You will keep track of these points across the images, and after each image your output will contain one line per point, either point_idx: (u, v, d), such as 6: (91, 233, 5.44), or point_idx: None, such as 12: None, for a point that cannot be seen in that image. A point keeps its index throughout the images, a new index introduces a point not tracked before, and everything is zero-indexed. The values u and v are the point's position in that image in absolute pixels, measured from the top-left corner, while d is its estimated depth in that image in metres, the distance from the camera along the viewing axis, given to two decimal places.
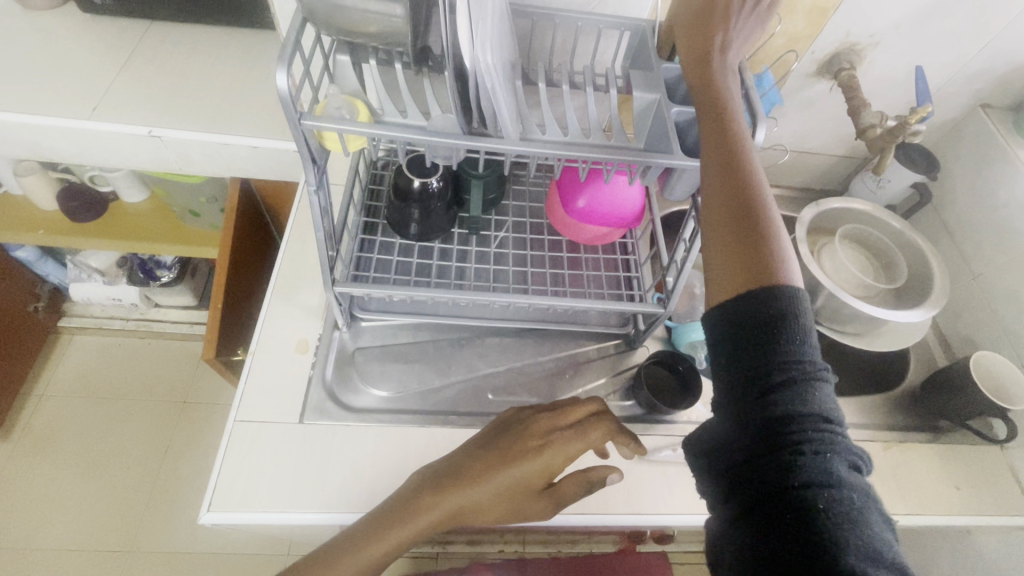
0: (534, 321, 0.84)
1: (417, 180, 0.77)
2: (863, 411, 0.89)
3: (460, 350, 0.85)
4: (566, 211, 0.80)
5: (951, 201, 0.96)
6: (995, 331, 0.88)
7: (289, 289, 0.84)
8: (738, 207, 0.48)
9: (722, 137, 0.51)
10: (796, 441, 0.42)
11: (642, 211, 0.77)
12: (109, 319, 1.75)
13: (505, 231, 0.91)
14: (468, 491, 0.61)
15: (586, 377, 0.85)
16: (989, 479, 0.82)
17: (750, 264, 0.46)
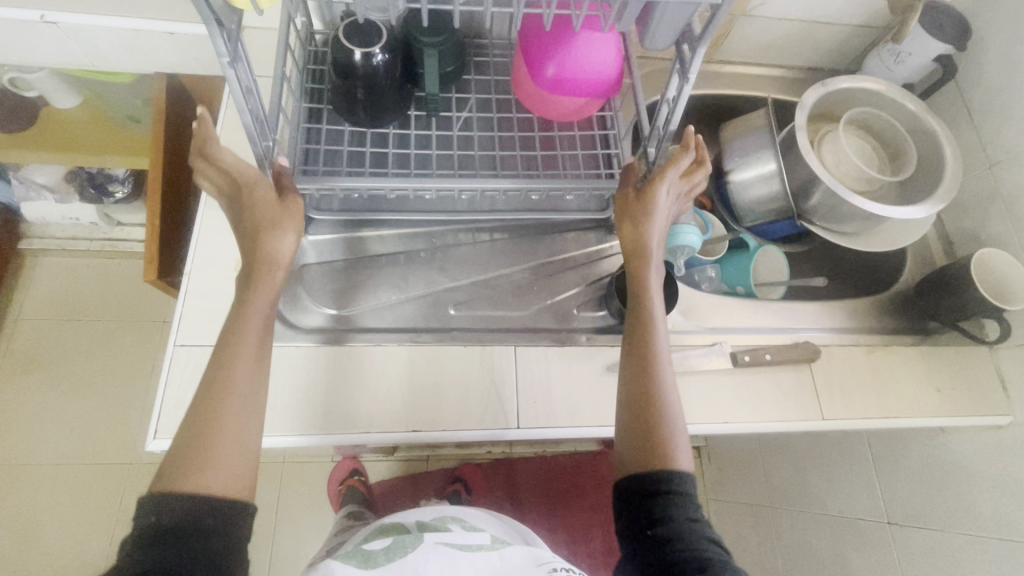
0: (507, 211, 0.79)
1: (358, 51, 0.66)
2: (850, 315, 0.84)
3: (419, 263, 0.78)
4: (535, 81, 0.73)
5: (977, 77, 0.83)
6: (1004, 226, 0.81)
7: (225, 199, 0.74)
8: (649, 388, 0.59)
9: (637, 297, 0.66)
10: (668, 503, 0.53)
11: (617, 76, 0.71)
12: (71, 240, 1.67)
13: (468, 111, 0.79)
14: (258, 305, 0.60)
15: (556, 287, 0.79)
16: (971, 380, 0.80)
17: (648, 431, 0.57)
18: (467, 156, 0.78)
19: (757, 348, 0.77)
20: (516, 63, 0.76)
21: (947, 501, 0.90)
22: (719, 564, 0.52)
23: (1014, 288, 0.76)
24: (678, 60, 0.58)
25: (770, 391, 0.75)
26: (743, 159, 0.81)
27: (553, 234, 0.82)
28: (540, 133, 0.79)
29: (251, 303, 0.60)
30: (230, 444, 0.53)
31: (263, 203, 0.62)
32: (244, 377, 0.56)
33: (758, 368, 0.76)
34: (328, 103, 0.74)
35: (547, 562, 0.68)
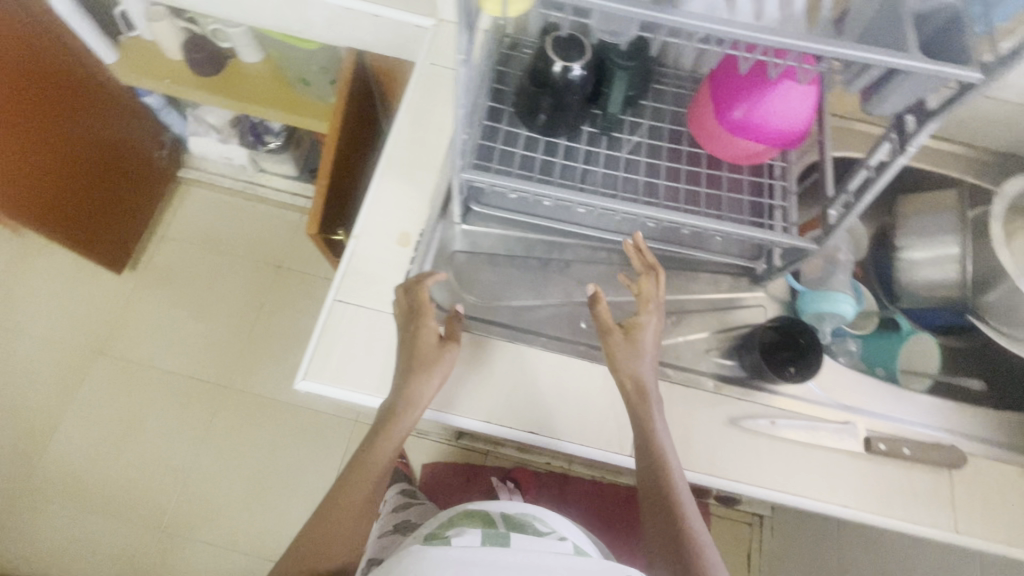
0: (656, 241, 0.79)
1: (559, 65, 0.68)
2: (1006, 428, 0.76)
3: (560, 273, 0.81)
4: (717, 119, 0.73)
5: None
6: None
7: (399, 178, 0.80)
8: (676, 525, 0.63)
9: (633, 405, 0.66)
10: None
11: (806, 130, 0.69)
12: (220, 176, 1.86)
13: (638, 136, 0.80)
14: (401, 423, 0.65)
15: (689, 325, 0.79)
16: None
17: (684, 563, 0.61)
18: (628, 180, 0.79)
19: (895, 439, 0.72)
20: (700, 98, 0.76)
21: None
22: None
23: None
24: (897, 130, 0.56)
25: (901, 487, 0.71)
26: (927, 241, 0.79)
27: (695, 272, 0.82)
28: (705, 171, 0.79)
29: (402, 403, 0.65)
30: (342, 540, 0.67)
31: (426, 349, 0.66)
32: (386, 451, 0.67)
33: (891, 460, 0.71)
34: (510, 105, 0.78)
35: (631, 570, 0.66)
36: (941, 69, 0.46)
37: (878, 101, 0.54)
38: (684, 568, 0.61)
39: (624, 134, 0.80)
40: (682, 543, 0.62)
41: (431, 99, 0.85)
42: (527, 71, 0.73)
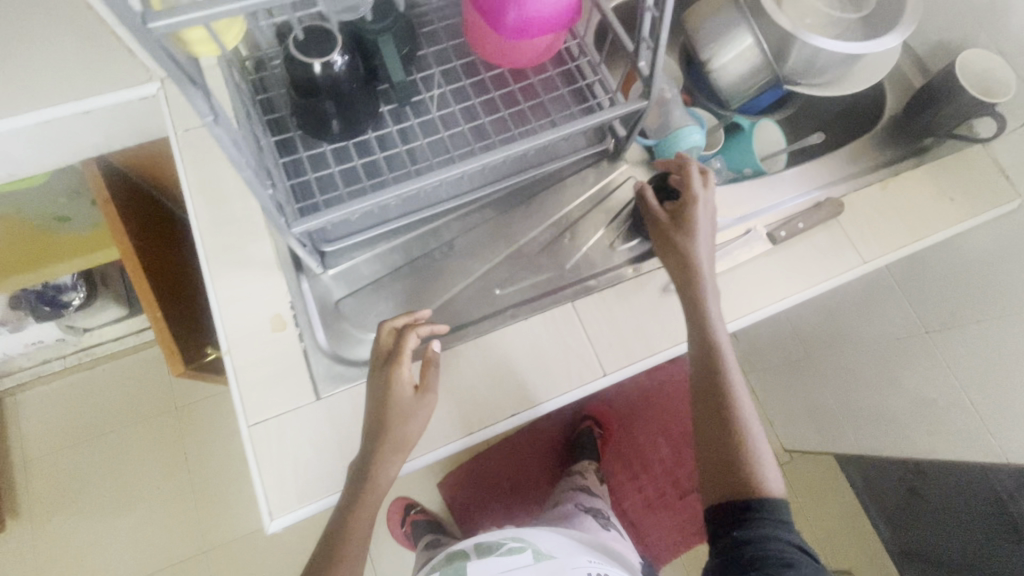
0: (513, 175, 0.76)
1: (317, 63, 0.60)
2: (854, 158, 0.86)
3: (448, 257, 0.76)
4: (497, 32, 0.69)
5: None
6: (968, 24, 0.83)
7: (232, 266, 0.69)
8: (726, 424, 0.64)
9: (691, 294, 0.67)
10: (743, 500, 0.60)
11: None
12: (43, 365, 1.54)
13: (437, 88, 0.74)
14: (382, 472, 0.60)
15: (584, 232, 0.79)
16: (977, 179, 0.84)
17: (727, 462, 0.62)
18: (454, 135, 0.74)
19: (789, 220, 0.79)
20: (470, 19, 0.71)
21: (977, 293, 0.97)
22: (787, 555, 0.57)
23: (998, 78, 0.77)
24: None
25: (813, 256, 0.78)
26: (720, 42, 0.80)
27: (563, 181, 0.81)
28: (515, 86, 0.76)
29: (379, 466, 0.60)
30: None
31: (397, 401, 0.60)
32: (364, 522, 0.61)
33: (796, 240, 0.78)
34: (297, 129, 0.69)
35: (580, 566, 0.75)
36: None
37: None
38: (734, 463, 0.62)
39: (423, 94, 0.74)
40: (726, 442, 0.63)
41: (212, 167, 0.74)
42: (289, 85, 0.64)
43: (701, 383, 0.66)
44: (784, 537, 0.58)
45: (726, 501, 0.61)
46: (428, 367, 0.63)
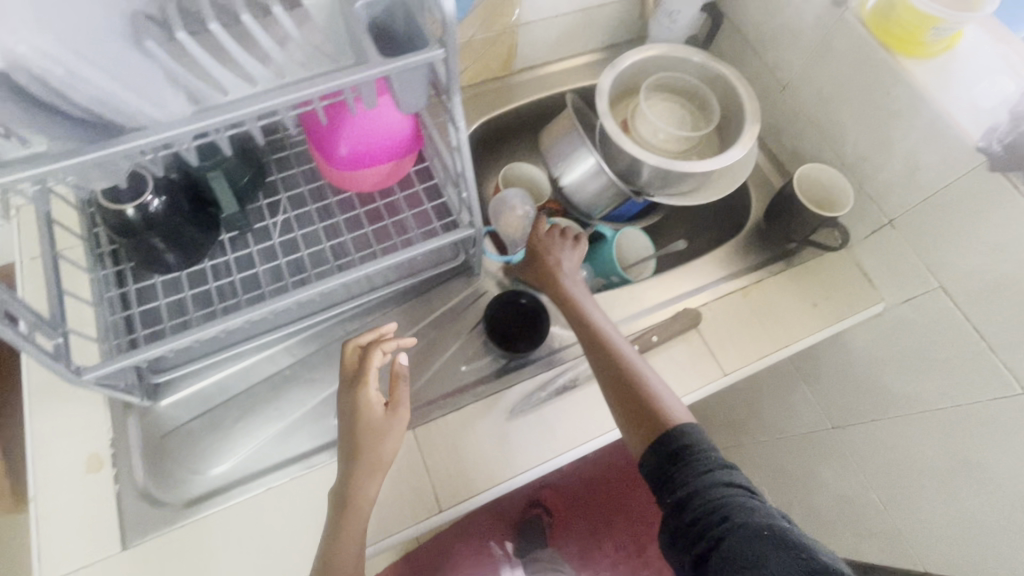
0: (362, 296, 0.75)
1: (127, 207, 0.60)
2: (718, 263, 0.87)
3: (293, 381, 0.74)
4: (333, 163, 0.70)
5: (744, 9, 0.88)
6: (813, 135, 0.85)
7: (52, 404, 0.67)
8: (624, 376, 0.67)
9: (580, 317, 0.72)
10: (671, 451, 0.60)
11: (411, 133, 0.69)
12: None
13: (283, 213, 0.75)
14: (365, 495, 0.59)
15: (434, 351, 0.77)
16: (838, 283, 0.84)
17: (641, 409, 0.64)
18: (297, 260, 0.74)
19: (644, 333, 0.78)
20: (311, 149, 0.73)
21: (866, 392, 0.95)
22: (735, 502, 0.54)
23: (839, 190, 0.80)
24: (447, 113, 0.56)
25: (670, 370, 0.76)
26: (567, 159, 0.82)
27: (417, 298, 0.80)
28: (361, 210, 0.76)
29: (357, 488, 0.59)
30: None
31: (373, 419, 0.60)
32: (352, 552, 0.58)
33: (651, 354, 0.77)
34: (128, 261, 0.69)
35: None
36: (404, 63, 0.46)
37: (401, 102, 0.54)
38: (642, 409, 0.64)
39: (268, 220, 0.74)
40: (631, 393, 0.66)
41: None
42: (108, 225, 0.64)
43: (593, 343, 0.70)
44: (718, 476, 0.57)
45: (653, 452, 0.62)
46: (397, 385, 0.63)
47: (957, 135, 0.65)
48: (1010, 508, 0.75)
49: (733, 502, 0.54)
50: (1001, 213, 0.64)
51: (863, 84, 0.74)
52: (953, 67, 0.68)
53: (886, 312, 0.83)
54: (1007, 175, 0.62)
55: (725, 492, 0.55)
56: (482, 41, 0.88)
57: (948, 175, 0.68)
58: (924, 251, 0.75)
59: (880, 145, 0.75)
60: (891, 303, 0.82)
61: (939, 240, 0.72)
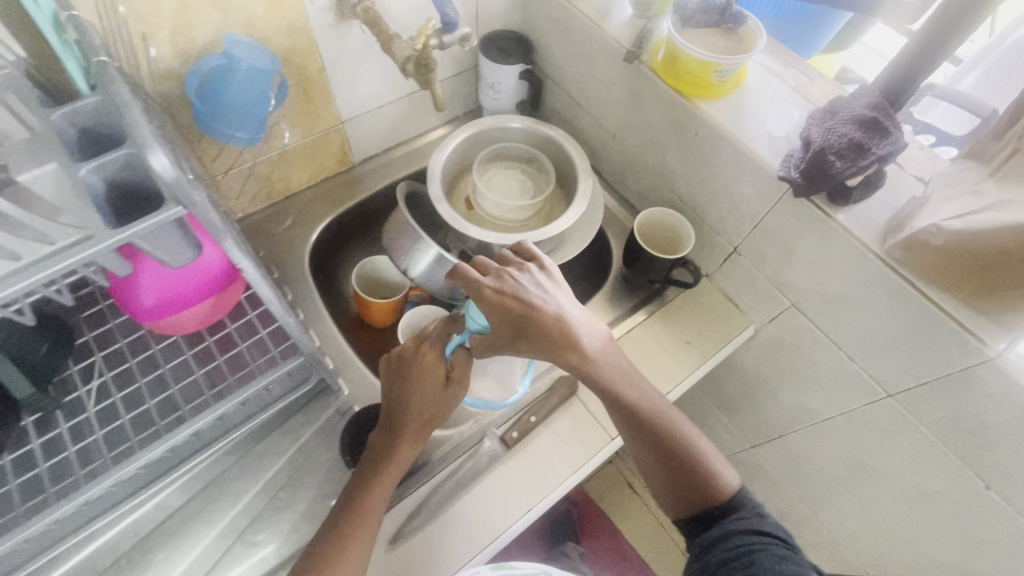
0: (206, 449, 0.65)
1: None
2: None
3: (134, 568, 0.63)
4: (142, 314, 0.63)
5: (561, 70, 0.91)
6: (649, 177, 0.87)
7: None
8: (672, 447, 0.62)
9: (604, 387, 0.62)
10: (716, 508, 0.61)
11: (227, 267, 0.66)
12: None
13: (98, 377, 0.66)
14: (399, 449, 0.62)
15: (298, 493, 0.68)
16: (707, 313, 0.84)
17: (691, 482, 0.62)
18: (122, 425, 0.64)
19: (521, 414, 0.73)
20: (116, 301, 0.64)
21: (766, 411, 0.94)
22: (769, 555, 0.54)
23: (681, 227, 0.81)
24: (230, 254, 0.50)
25: (556, 448, 0.71)
26: (408, 255, 0.77)
27: (275, 433, 0.71)
28: (191, 353, 0.68)
29: (395, 459, 0.61)
30: None
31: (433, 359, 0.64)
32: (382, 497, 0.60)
33: (533, 436, 0.72)
34: None
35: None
36: (142, 224, 0.40)
37: (167, 256, 0.48)
38: (694, 486, 0.62)
39: (79, 390, 0.64)
40: (682, 464, 0.62)
41: None
42: None
43: (627, 411, 0.62)
44: (749, 525, 0.58)
45: (694, 516, 0.61)
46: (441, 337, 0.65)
47: (762, 168, 0.67)
48: (919, 506, 0.74)
49: (768, 552, 0.54)
50: (820, 234, 0.65)
51: (676, 128, 0.76)
52: (744, 104, 0.72)
53: (759, 333, 0.83)
54: (811, 197, 0.64)
55: (758, 542, 0.56)
56: (308, 143, 0.85)
57: (767, 203, 0.69)
58: (770, 273, 0.76)
59: (703, 180, 0.77)
60: (760, 324, 0.82)
61: (779, 262, 0.73)
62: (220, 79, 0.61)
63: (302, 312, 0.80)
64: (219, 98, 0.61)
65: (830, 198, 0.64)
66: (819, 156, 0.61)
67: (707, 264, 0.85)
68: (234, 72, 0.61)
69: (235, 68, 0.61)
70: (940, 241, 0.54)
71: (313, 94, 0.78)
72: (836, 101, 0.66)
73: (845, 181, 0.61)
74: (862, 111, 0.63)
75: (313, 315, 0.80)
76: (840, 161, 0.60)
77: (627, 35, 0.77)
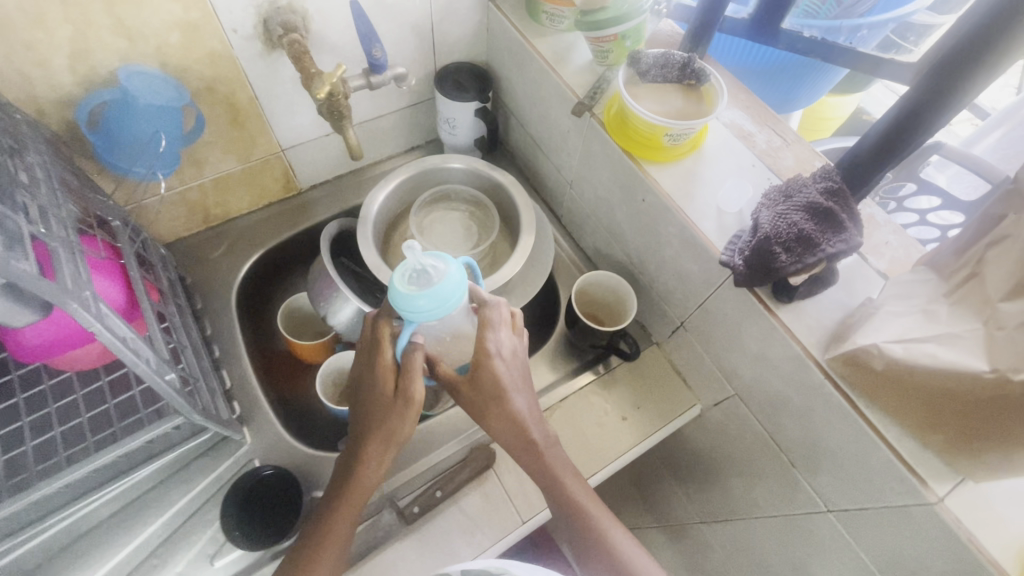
0: (82, 499, 0.62)
1: None
2: None
3: None
4: (22, 350, 0.59)
5: (523, 109, 0.84)
6: (603, 233, 0.80)
7: None
8: (590, 525, 0.58)
9: (545, 471, 0.59)
10: None
11: (124, 303, 0.61)
12: None
13: None
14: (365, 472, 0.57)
15: (178, 553, 0.64)
16: (653, 385, 0.78)
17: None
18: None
19: (428, 487, 0.68)
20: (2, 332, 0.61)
21: (713, 492, 0.87)
22: None
23: (625, 293, 0.75)
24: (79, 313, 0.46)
25: (459, 528, 0.66)
26: (326, 305, 0.72)
27: (164, 483, 0.67)
28: (85, 392, 0.65)
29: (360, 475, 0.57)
30: None
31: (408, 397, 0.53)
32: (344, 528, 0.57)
33: (434, 513, 0.67)
34: None
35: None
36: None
37: (6, 315, 0.46)
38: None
39: None
40: (603, 547, 0.57)
41: None
42: None
43: (565, 500, 0.59)
44: None
45: None
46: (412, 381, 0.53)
47: (705, 249, 0.61)
48: None
49: None
50: (759, 327, 0.59)
51: (625, 190, 0.70)
52: (698, 171, 0.65)
53: (705, 415, 0.77)
54: (752, 289, 0.57)
55: None
56: (244, 170, 0.80)
57: (710, 285, 0.63)
58: (716, 357, 0.69)
59: (652, 248, 0.70)
60: (706, 406, 0.76)
61: (723, 347, 0.66)
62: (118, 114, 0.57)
63: (219, 349, 0.76)
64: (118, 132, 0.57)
65: (773, 292, 0.57)
66: (762, 247, 0.55)
67: (656, 332, 0.79)
68: (134, 109, 0.57)
69: (136, 105, 0.57)
70: (878, 365, 0.47)
71: (245, 122, 0.73)
72: (795, 178, 0.58)
73: (789, 279, 0.54)
74: (821, 197, 0.55)
75: (230, 353, 0.77)
76: (784, 255, 0.54)
77: (582, 82, 0.71)
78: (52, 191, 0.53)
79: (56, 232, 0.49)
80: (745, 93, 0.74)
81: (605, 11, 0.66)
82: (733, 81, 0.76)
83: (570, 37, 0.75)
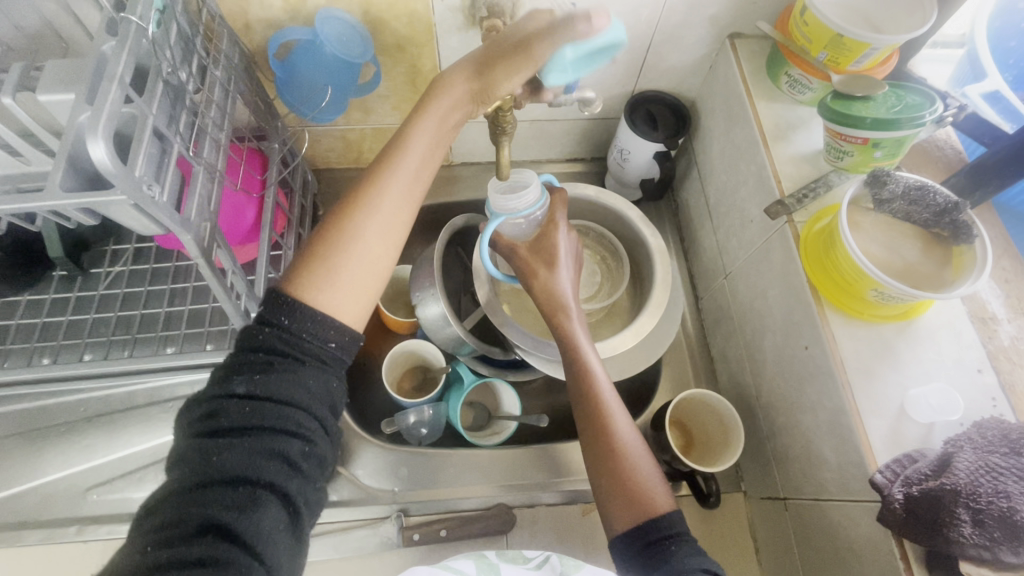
0: (159, 376, 0.68)
1: None
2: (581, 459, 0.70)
3: (60, 439, 0.68)
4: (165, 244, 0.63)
5: (711, 168, 0.71)
6: (739, 346, 0.66)
7: None
8: (594, 406, 0.50)
9: (563, 345, 0.54)
10: None
11: (247, 225, 0.61)
12: None
13: (120, 264, 0.71)
14: (417, 143, 0.46)
15: None
16: (719, 536, 0.64)
17: (621, 482, 0.47)
18: (112, 319, 0.68)
19: (435, 520, 0.65)
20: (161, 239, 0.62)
21: None
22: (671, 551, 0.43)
23: (732, 426, 0.62)
24: (189, 244, 0.46)
25: None
26: (418, 294, 0.71)
27: None
28: (195, 284, 0.70)
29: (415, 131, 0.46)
30: (352, 296, 0.43)
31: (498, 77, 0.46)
32: (398, 196, 0.45)
33: (431, 548, 0.64)
34: None
35: None
36: (72, 202, 0.39)
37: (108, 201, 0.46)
38: (622, 484, 0.47)
39: (100, 269, 0.70)
40: (604, 435, 0.49)
41: None
42: None
43: (579, 391, 0.52)
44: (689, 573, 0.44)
45: (628, 528, 0.45)
46: (535, 53, 0.45)
47: (858, 452, 0.46)
48: None
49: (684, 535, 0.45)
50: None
51: (787, 320, 0.56)
52: (894, 346, 0.49)
53: None
54: (898, 537, 0.43)
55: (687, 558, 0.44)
56: None
57: (842, 489, 0.49)
58: (807, 563, 0.55)
59: (789, 400, 0.56)
60: None
61: (823, 559, 0.52)
62: (305, 53, 0.58)
63: None
64: (303, 69, 0.58)
65: (927, 557, 0.42)
66: (940, 501, 0.40)
67: (749, 480, 0.65)
68: (318, 53, 0.57)
69: (322, 51, 0.57)
70: None
71: (421, 87, 0.70)
72: None
73: (958, 560, 0.40)
74: None
75: None
76: (968, 527, 0.39)
77: (794, 174, 0.58)
78: (222, 112, 0.54)
79: (204, 156, 0.50)
80: (1010, 261, 0.54)
81: (868, 107, 0.51)
82: (1000, 239, 0.56)
83: (805, 112, 0.61)
